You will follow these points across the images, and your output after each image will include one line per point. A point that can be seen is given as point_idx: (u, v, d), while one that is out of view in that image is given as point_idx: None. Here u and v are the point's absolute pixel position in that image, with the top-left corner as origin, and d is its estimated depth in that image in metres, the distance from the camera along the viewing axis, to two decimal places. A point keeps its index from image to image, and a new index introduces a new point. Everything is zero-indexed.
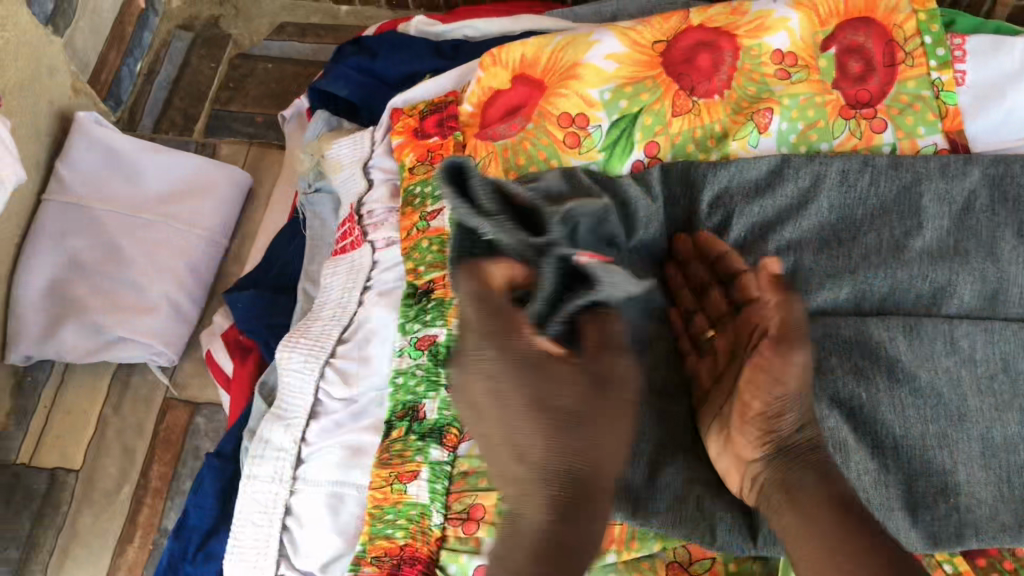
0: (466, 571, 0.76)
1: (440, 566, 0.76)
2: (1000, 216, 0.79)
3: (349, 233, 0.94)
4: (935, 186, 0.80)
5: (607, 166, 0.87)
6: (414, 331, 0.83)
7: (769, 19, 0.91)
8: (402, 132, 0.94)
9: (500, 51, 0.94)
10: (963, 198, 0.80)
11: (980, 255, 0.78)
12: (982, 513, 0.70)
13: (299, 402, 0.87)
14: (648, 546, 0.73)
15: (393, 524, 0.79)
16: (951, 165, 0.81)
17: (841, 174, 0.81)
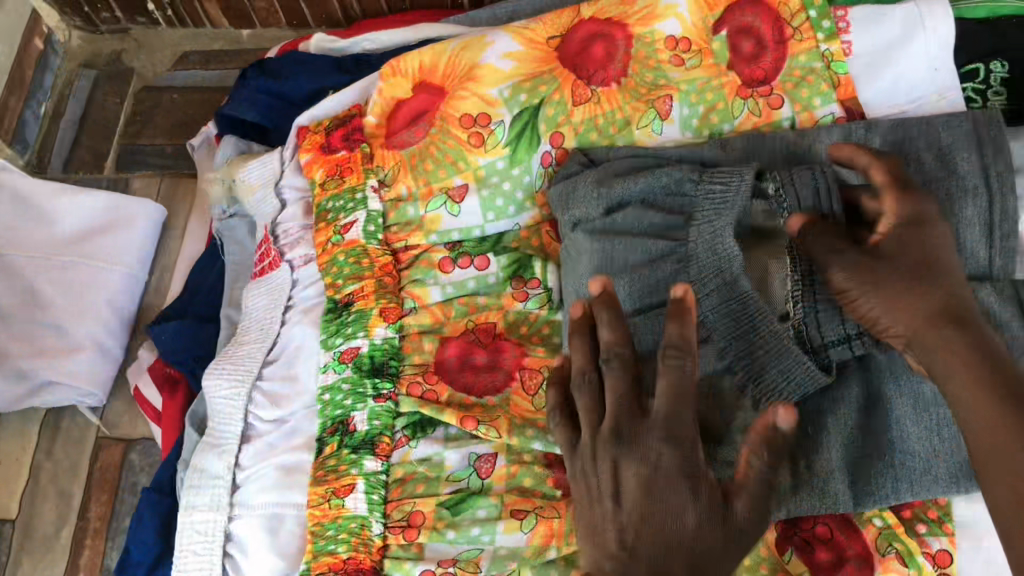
0: None
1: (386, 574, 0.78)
2: (903, 180, 0.79)
3: (266, 255, 0.95)
4: (836, 152, 0.82)
5: (513, 158, 0.89)
6: (337, 345, 0.85)
7: (659, 7, 0.93)
8: (309, 150, 0.95)
9: (399, 61, 0.95)
10: None
11: None
12: (917, 467, 0.73)
13: (231, 428, 0.88)
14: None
15: (335, 539, 0.79)
16: (852, 134, 0.84)
17: (754, 150, 0.84)
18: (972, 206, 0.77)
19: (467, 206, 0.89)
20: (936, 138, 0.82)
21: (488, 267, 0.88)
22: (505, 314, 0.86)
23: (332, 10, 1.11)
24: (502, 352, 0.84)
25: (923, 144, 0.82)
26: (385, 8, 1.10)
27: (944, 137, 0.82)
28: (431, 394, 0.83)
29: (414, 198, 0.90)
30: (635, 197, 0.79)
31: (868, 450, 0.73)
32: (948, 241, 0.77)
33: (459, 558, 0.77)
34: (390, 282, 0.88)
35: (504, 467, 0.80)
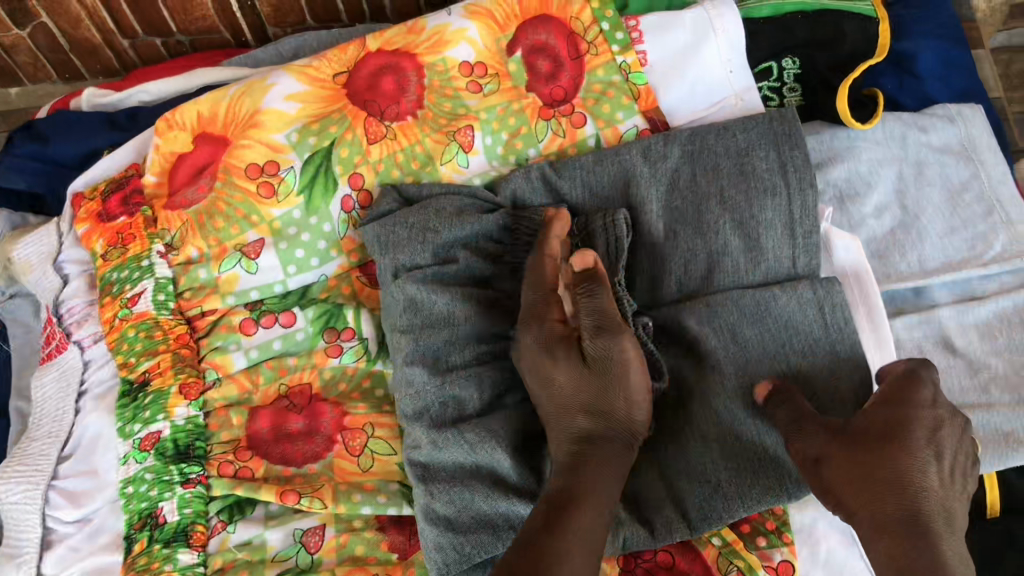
0: None
1: None
2: (706, 187, 0.78)
3: (54, 335, 0.86)
4: (640, 168, 0.80)
5: (309, 206, 0.83)
6: (135, 432, 0.79)
7: (447, 33, 0.90)
8: (85, 219, 0.86)
9: (173, 114, 0.87)
10: (668, 177, 0.79)
11: (686, 233, 0.77)
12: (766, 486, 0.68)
13: (30, 535, 0.79)
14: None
15: None
16: (653, 147, 0.81)
17: (564, 172, 0.82)
18: (771, 206, 0.76)
19: (264, 262, 0.83)
20: (733, 142, 0.79)
21: (296, 324, 0.83)
22: (320, 373, 0.82)
23: (106, 59, 1.02)
24: (320, 414, 0.80)
25: (721, 149, 0.79)
26: (164, 52, 1.02)
27: (741, 139, 0.80)
28: (244, 472, 0.78)
29: (205, 259, 0.83)
30: (462, 242, 0.80)
31: (731, 465, 0.69)
32: (750, 245, 0.76)
33: None
34: (188, 354, 0.82)
35: (334, 539, 0.77)
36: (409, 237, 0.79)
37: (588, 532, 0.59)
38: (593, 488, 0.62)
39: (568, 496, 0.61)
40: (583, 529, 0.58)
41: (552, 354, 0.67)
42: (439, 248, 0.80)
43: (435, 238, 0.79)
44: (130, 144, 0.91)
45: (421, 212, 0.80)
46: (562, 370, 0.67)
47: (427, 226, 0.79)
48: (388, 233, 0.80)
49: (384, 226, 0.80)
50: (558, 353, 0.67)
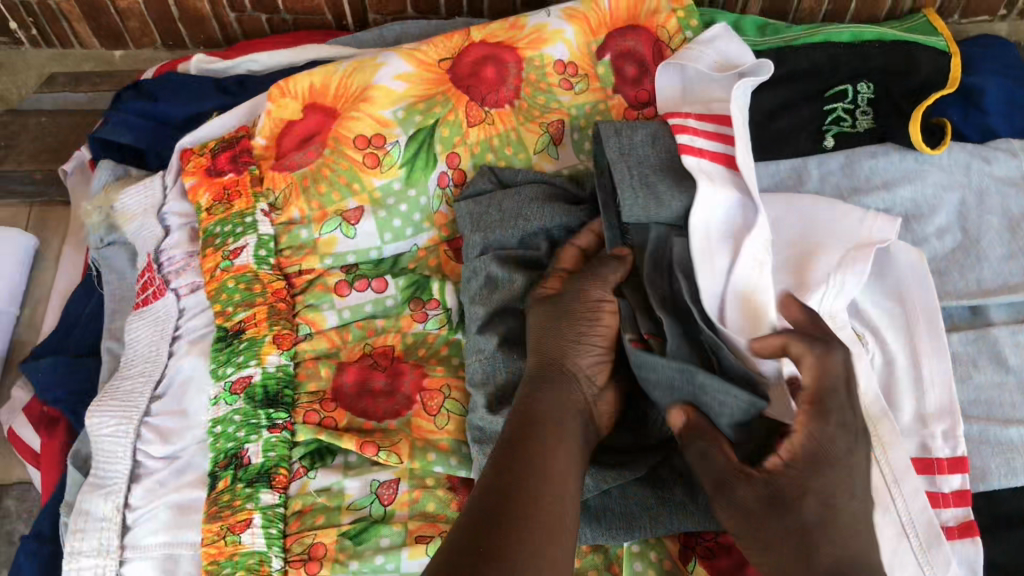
0: None
1: None
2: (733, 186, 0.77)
3: (151, 283, 0.90)
4: None
5: (408, 179, 0.88)
6: (228, 375, 0.83)
7: (546, 32, 0.96)
8: (193, 173, 0.91)
9: (287, 83, 0.93)
10: None
11: None
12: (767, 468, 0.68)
13: (118, 468, 0.82)
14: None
15: None
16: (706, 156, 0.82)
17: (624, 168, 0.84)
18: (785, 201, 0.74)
19: (362, 228, 0.87)
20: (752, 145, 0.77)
21: (387, 290, 0.86)
22: (402, 338, 0.85)
23: (210, 30, 1.07)
24: (402, 374, 0.83)
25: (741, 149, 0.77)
26: (267, 28, 1.07)
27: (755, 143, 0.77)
28: (327, 421, 0.81)
29: (307, 221, 0.88)
30: (547, 232, 0.82)
31: None
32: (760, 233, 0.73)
33: None
34: (284, 307, 0.85)
35: (407, 494, 0.78)
36: (497, 216, 0.82)
37: (541, 463, 0.59)
38: (545, 424, 0.63)
39: (530, 434, 0.62)
40: (535, 460, 0.59)
41: (542, 312, 0.71)
42: (517, 230, 0.81)
43: (520, 222, 0.81)
44: (241, 110, 0.95)
45: (515, 199, 0.83)
46: (539, 320, 0.71)
47: (520, 211, 0.81)
48: (477, 214, 0.83)
49: (476, 204, 0.84)
50: (544, 309, 0.71)
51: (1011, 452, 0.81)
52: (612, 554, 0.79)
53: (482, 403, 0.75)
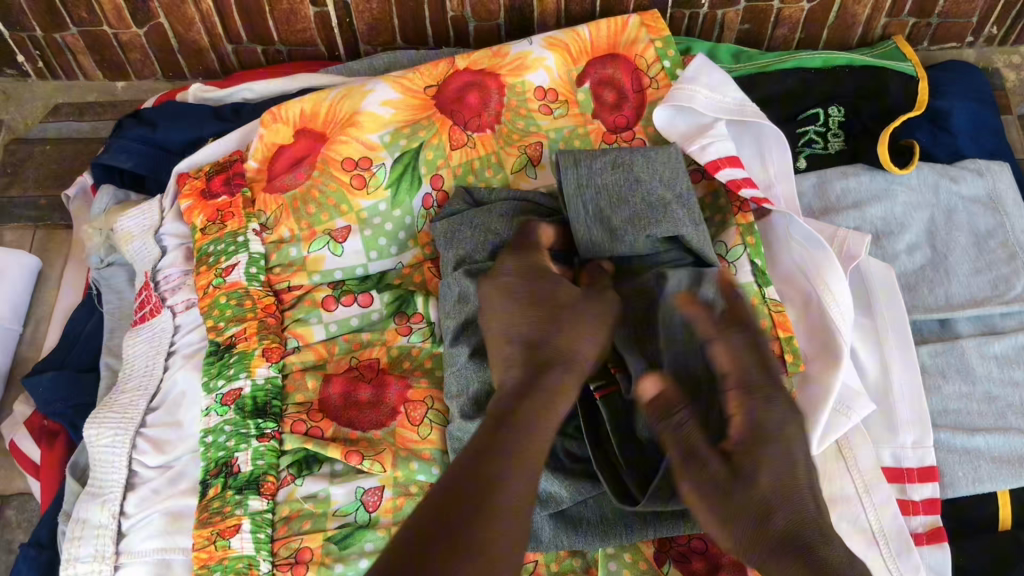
0: None
1: None
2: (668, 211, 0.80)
3: (148, 301, 0.94)
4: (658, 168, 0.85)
5: (394, 201, 0.92)
6: (219, 387, 0.86)
7: (528, 60, 1.00)
8: (189, 196, 0.95)
9: (279, 109, 0.97)
10: None
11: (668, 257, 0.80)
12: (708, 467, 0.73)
13: (115, 478, 0.85)
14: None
15: None
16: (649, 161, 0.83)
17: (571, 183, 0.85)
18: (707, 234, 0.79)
19: (350, 246, 0.91)
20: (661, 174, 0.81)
21: (372, 305, 0.90)
22: (388, 349, 0.88)
23: (208, 62, 1.12)
24: (386, 385, 0.85)
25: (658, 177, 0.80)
26: (263, 60, 1.12)
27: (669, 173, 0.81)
28: (315, 431, 0.84)
29: (297, 240, 0.92)
30: None
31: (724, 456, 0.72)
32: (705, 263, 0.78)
33: None
34: (272, 323, 0.89)
35: (390, 500, 0.81)
36: (471, 232, 0.85)
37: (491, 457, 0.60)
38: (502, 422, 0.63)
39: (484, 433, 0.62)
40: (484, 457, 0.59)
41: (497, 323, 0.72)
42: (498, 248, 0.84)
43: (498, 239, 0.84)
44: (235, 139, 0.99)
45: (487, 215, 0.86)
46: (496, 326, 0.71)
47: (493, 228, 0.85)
48: (453, 233, 0.86)
49: (453, 225, 0.86)
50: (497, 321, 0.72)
51: (977, 459, 0.86)
52: (589, 558, 0.80)
53: (456, 413, 0.79)
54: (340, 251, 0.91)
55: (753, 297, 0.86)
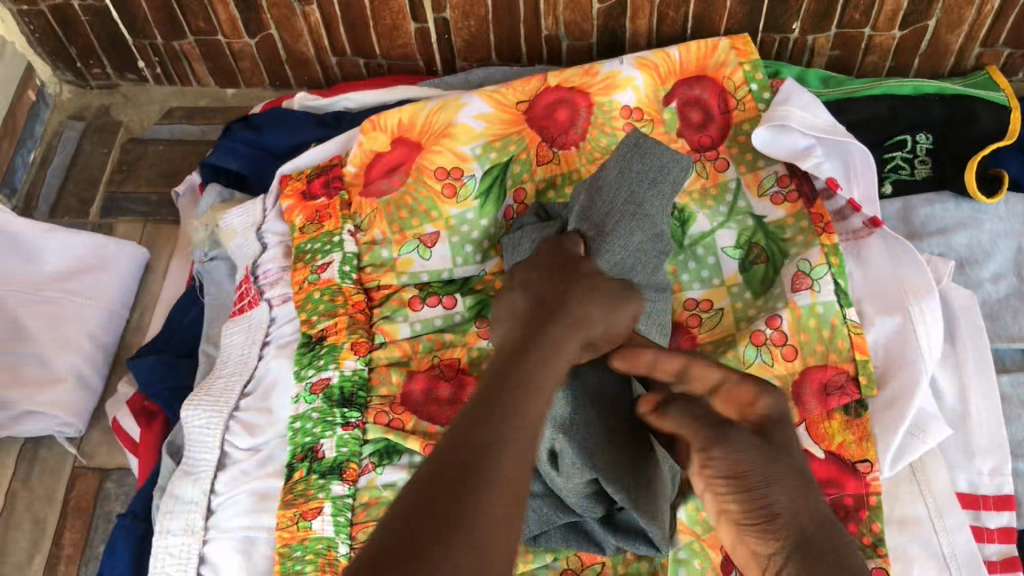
0: None
1: None
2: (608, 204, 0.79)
3: (246, 293, 0.99)
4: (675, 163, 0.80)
5: (481, 210, 0.96)
6: (309, 376, 0.90)
7: (618, 79, 1.03)
8: (290, 196, 1.01)
9: (379, 118, 1.02)
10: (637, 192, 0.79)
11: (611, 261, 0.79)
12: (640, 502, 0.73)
13: (207, 457, 0.90)
14: (540, 555, 0.80)
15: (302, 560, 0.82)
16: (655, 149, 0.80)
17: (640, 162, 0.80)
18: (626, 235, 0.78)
19: (437, 251, 0.95)
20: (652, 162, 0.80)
21: (455, 307, 0.93)
22: (468, 352, 0.90)
23: (313, 72, 1.17)
24: (466, 385, 0.88)
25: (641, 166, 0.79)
26: (364, 71, 1.17)
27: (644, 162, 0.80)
28: (396, 423, 0.87)
29: (387, 242, 0.96)
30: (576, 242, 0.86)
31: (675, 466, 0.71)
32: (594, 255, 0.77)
33: None
34: (361, 318, 0.93)
35: None
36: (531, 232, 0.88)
37: (505, 422, 0.54)
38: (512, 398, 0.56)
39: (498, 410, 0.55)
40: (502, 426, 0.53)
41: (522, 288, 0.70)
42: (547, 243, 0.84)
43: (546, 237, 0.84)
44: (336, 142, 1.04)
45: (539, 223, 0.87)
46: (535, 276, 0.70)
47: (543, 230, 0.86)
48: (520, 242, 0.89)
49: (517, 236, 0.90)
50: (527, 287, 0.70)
51: None
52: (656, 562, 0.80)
53: None
54: (428, 254, 0.95)
55: (836, 314, 0.87)
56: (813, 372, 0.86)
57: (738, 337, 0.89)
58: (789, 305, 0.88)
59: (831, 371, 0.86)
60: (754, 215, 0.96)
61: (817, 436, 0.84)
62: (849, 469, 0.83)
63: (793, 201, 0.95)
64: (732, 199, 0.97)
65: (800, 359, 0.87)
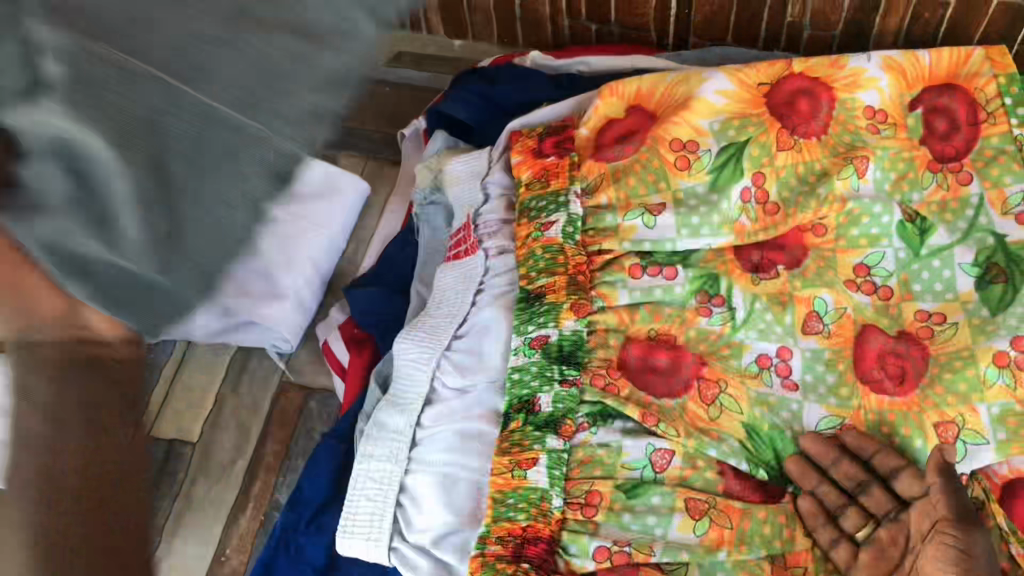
0: (587, 552, 0.81)
1: (562, 546, 0.81)
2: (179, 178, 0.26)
3: (463, 240, 1.01)
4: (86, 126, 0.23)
5: (714, 185, 0.97)
6: (529, 331, 0.90)
7: (863, 78, 1.01)
8: (521, 152, 1.01)
9: (618, 84, 1.03)
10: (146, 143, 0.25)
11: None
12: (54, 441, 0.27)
13: (414, 391, 0.93)
14: (754, 550, 0.81)
15: (515, 507, 0.82)
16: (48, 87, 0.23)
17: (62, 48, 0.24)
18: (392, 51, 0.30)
19: (662, 220, 0.95)
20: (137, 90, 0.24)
21: (676, 279, 0.94)
22: (686, 329, 0.93)
23: (544, 34, 1.19)
24: (682, 359, 0.91)
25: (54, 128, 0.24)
26: (594, 38, 1.18)
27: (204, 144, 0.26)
28: (612, 387, 0.88)
29: (613, 208, 0.97)
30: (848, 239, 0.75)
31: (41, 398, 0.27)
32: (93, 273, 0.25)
33: (634, 540, 0.81)
34: (582, 280, 0.92)
35: (677, 468, 0.85)
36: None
37: None
38: None
39: None
40: None
41: None
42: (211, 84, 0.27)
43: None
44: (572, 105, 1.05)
45: None
46: None
47: None
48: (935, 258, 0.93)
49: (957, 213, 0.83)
50: None
51: None
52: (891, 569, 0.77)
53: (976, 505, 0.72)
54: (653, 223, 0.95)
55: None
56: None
57: (978, 354, 0.87)
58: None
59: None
60: (995, 233, 0.93)
61: None
62: None
63: None
64: (972, 215, 0.95)
65: None
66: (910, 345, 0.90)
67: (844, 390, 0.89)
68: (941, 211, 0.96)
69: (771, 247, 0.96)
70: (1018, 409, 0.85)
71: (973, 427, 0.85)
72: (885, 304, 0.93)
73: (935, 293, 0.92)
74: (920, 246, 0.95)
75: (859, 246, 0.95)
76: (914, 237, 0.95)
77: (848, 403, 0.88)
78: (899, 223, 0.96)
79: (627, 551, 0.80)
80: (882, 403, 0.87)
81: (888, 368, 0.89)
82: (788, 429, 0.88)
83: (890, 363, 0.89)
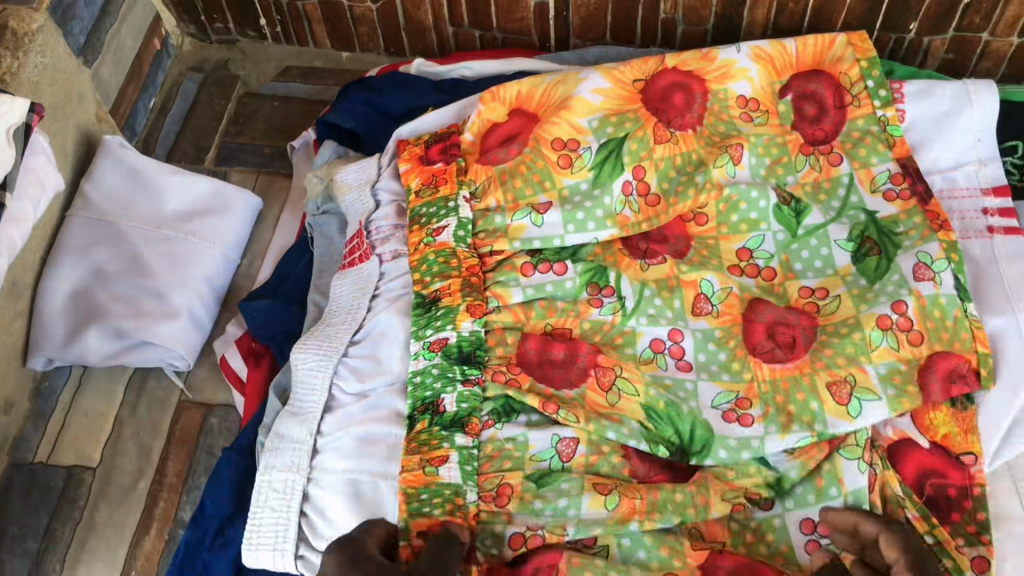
0: (502, 540, 0.83)
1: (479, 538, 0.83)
2: None
3: (357, 247, 1.02)
4: None
5: (596, 181, 0.99)
6: (427, 335, 0.92)
7: (734, 68, 1.06)
8: (408, 161, 1.03)
9: (498, 89, 1.06)
10: None
11: None
12: None
13: (314, 399, 0.92)
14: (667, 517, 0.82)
15: (428, 503, 0.84)
16: None
17: None
18: None
19: (550, 218, 0.97)
20: None
21: (566, 274, 0.96)
22: (581, 322, 0.93)
23: (429, 42, 1.20)
24: (580, 349, 0.91)
25: None
26: (478, 44, 1.20)
27: None
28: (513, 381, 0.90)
29: (501, 209, 0.99)
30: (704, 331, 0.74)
31: None
32: None
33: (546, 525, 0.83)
34: (476, 281, 0.95)
35: (583, 456, 0.87)
36: None
37: None
38: None
39: None
40: None
41: None
42: None
43: None
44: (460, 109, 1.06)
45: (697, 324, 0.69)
46: None
47: None
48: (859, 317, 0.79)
49: None
50: None
51: None
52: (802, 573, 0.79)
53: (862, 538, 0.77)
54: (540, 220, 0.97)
55: (957, 308, 0.88)
56: (938, 359, 0.86)
57: (862, 320, 0.89)
58: (913, 293, 0.89)
59: (954, 360, 0.86)
60: (867, 210, 0.97)
61: (923, 426, 0.87)
62: (953, 461, 0.85)
63: (905, 199, 0.96)
64: (844, 194, 0.99)
65: (925, 344, 0.87)
66: (800, 316, 0.92)
67: (735, 364, 0.90)
68: (815, 193, 0.99)
69: (655, 238, 0.99)
70: (903, 367, 0.87)
71: (863, 385, 0.86)
72: (769, 284, 0.96)
73: (815, 270, 0.95)
74: (796, 227, 0.98)
75: (741, 230, 0.98)
76: (790, 219, 0.98)
77: (741, 376, 0.90)
78: (775, 206, 0.99)
79: (540, 535, 0.82)
80: (774, 372, 0.89)
81: (779, 337, 0.91)
82: (685, 406, 0.88)
83: (780, 332, 0.91)
